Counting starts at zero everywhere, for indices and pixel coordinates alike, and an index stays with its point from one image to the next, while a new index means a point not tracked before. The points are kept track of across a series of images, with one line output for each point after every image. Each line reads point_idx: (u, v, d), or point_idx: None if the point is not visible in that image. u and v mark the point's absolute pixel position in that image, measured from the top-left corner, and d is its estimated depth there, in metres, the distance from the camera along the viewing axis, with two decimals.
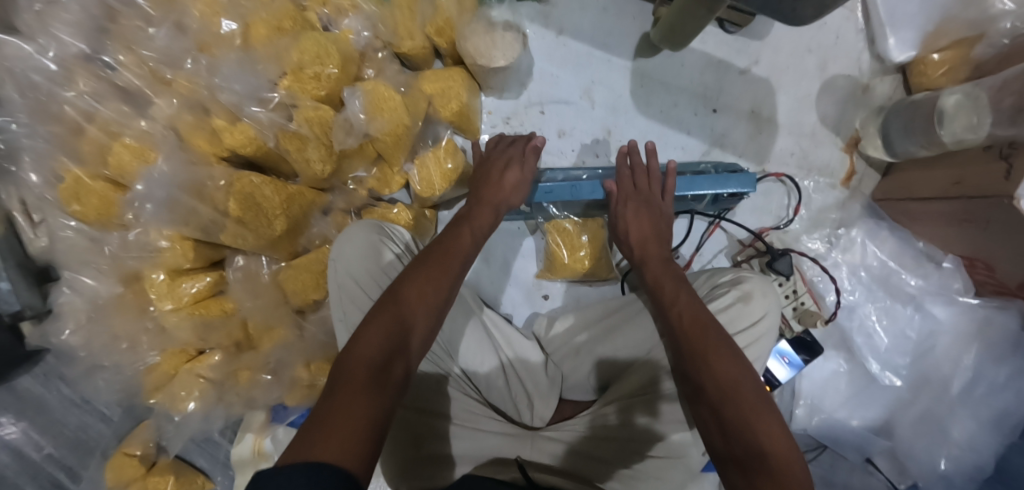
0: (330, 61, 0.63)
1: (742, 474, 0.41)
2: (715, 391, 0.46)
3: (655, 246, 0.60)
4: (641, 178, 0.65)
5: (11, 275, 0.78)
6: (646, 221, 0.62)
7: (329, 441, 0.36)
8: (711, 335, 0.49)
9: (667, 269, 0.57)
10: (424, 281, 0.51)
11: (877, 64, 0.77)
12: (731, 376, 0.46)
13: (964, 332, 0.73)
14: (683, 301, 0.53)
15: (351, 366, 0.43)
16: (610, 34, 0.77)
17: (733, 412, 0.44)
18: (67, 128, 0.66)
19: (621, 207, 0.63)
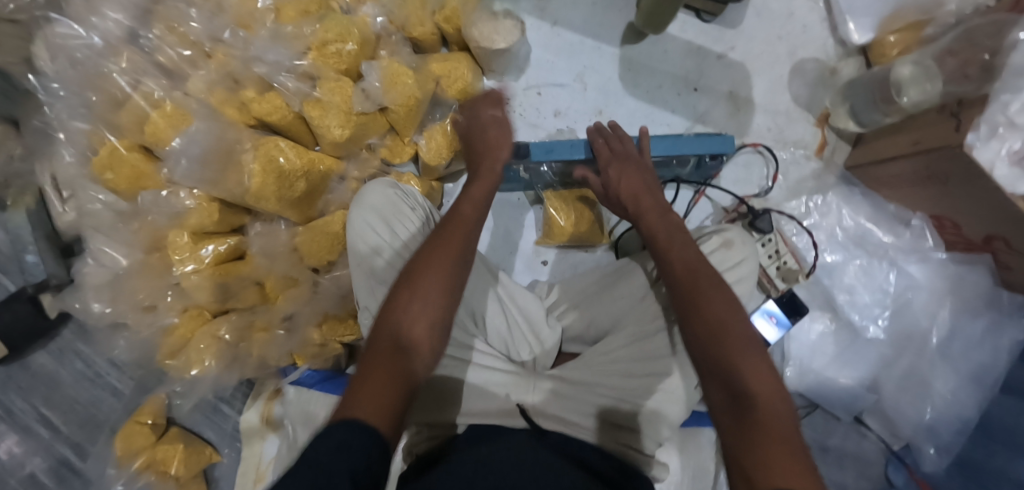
0: (349, 40, 0.70)
1: (728, 411, 0.40)
2: (708, 335, 0.45)
3: (650, 199, 0.61)
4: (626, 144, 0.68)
5: (41, 247, 0.84)
6: (635, 178, 0.64)
7: (367, 401, 0.38)
8: (702, 282, 0.49)
9: (662, 222, 0.58)
10: (436, 249, 0.50)
11: (841, 48, 0.85)
12: (722, 319, 0.45)
13: (938, 290, 0.78)
14: (679, 253, 0.53)
15: (377, 336, 0.45)
16: (600, 25, 0.85)
17: (721, 350, 0.43)
18: (107, 99, 0.72)
19: (608, 171, 0.66)
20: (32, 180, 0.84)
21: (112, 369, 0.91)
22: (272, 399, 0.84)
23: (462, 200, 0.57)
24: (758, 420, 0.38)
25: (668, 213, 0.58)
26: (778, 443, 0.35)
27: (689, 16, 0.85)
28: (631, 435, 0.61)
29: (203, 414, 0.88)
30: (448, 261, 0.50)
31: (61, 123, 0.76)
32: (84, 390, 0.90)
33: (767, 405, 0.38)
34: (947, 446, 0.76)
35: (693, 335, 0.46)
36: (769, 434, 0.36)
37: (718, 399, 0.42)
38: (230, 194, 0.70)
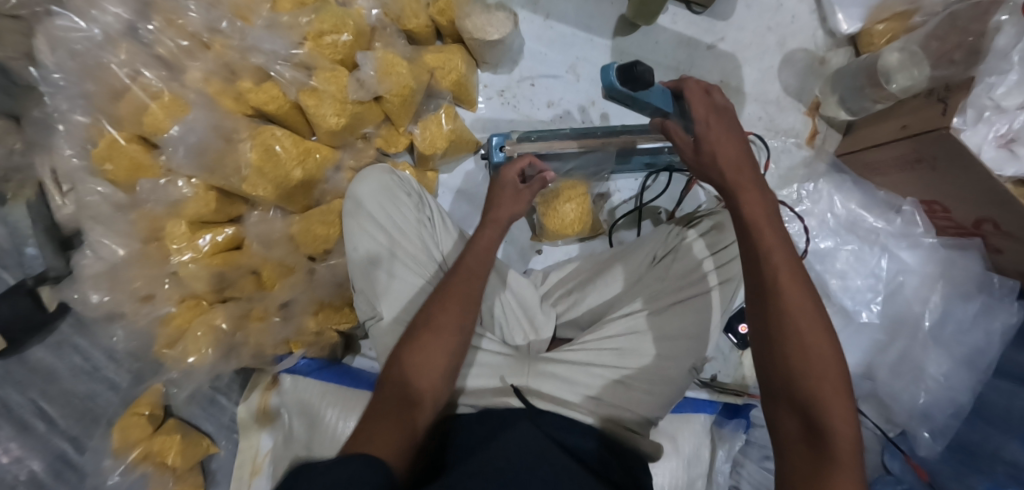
0: (344, 30, 0.71)
1: (805, 447, 0.41)
2: (800, 367, 0.43)
3: (749, 170, 0.51)
4: (717, 100, 0.57)
5: (40, 239, 0.85)
6: (732, 143, 0.53)
7: (375, 441, 0.43)
8: (803, 300, 0.45)
9: (761, 209, 0.49)
10: (444, 298, 0.55)
11: (830, 38, 0.86)
12: (820, 355, 0.43)
13: (930, 274, 0.78)
14: (781, 256, 0.47)
15: (387, 385, 0.50)
16: (592, 17, 0.86)
17: (809, 388, 0.42)
18: (105, 90, 0.73)
19: (705, 124, 0.53)
20: (31, 173, 0.85)
21: (110, 363, 0.91)
22: (269, 389, 0.85)
23: (472, 256, 0.60)
24: (835, 467, 0.39)
25: (770, 195, 0.50)
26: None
27: (680, 7, 0.86)
28: (624, 414, 0.63)
29: (200, 406, 0.89)
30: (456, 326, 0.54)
31: (60, 115, 0.77)
32: (82, 382, 0.90)
33: (845, 456, 0.40)
34: (943, 430, 0.76)
35: (776, 359, 0.45)
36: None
37: (788, 430, 0.43)
38: (227, 181, 0.71)
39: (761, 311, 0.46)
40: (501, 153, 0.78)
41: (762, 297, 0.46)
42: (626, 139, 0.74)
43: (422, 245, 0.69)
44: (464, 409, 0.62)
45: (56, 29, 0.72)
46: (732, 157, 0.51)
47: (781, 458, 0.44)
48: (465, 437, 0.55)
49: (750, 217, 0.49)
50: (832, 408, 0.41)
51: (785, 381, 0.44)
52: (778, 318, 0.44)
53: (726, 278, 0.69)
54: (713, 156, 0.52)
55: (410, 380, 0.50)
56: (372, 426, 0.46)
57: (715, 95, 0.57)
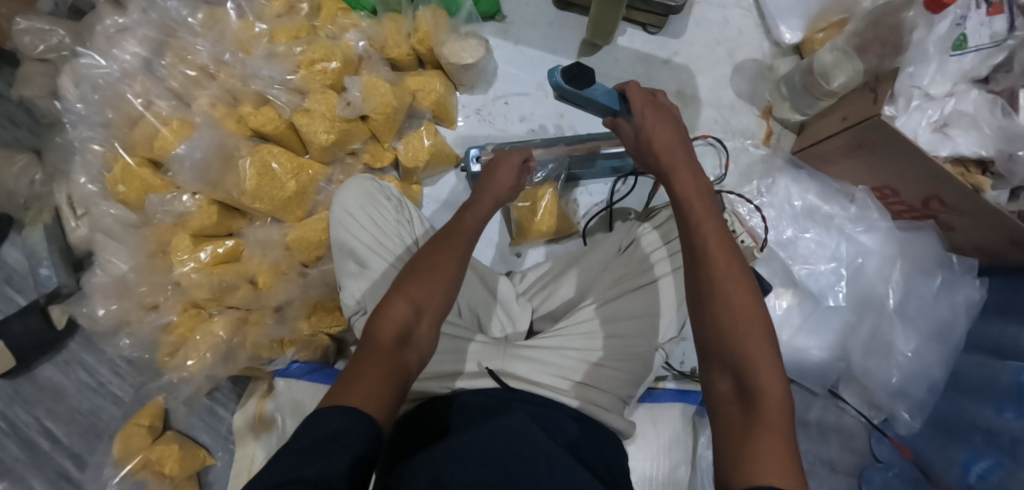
0: (333, 59, 0.80)
1: (736, 403, 0.44)
2: (729, 324, 0.46)
3: (682, 152, 0.59)
4: (660, 99, 0.66)
5: (55, 260, 0.92)
6: (669, 129, 0.61)
7: (360, 390, 0.41)
8: (732, 266, 0.49)
9: (695, 186, 0.56)
10: (439, 253, 0.55)
11: (776, 48, 0.95)
12: (746, 314, 0.47)
13: (888, 254, 0.83)
14: (711, 226, 0.52)
15: (379, 326, 0.47)
16: (557, 40, 0.95)
17: (738, 342, 0.45)
18: (120, 120, 0.82)
19: (641, 116, 0.63)
20: (48, 200, 0.94)
21: (114, 378, 0.96)
22: (264, 396, 0.88)
23: (465, 219, 0.61)
24: (765, 416, 0.41)
25: (701, 175, 0.57)
26: (776, 444, 0.39)
27: (636, 28, 0.95)
28: (592, 392, 0.65)
29: (199, 417, 0.93)
30: (444, 278, 0.53)
31: (77, 145, 0.85)
32: (87, 398, 0.95)
33: (772, 407, 0.42)
34: (920, 405, 0.78)
35: (705, 319, 0.48)
36: (767, 436, 0.40)
37: (721, 390, 0.46)
38: (228, 195, 0.78)
39: (694, 278, 0.50)
40: (478, 162, 0.84)
41: (693, 263, 0.51)
42: (589, 145, 0.84)
43: (401, 242, 0.72)
44: (438, 391, 0.62)
45: (82, 67, 0.82)
46: (666, 141, 0.59)
47: (716, 419, 0.46)
48: (457, 416, 0.57)
49: (683, 193, 0.56)
50: (758, 360, 0.44)
51: (715, 339, 0.47)
52: (707, 280, 0.49)
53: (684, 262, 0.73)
54: (652, 140, 0.61)
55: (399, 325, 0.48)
56: (361, 369, 0.44)
57: (659, 98, 0.66)
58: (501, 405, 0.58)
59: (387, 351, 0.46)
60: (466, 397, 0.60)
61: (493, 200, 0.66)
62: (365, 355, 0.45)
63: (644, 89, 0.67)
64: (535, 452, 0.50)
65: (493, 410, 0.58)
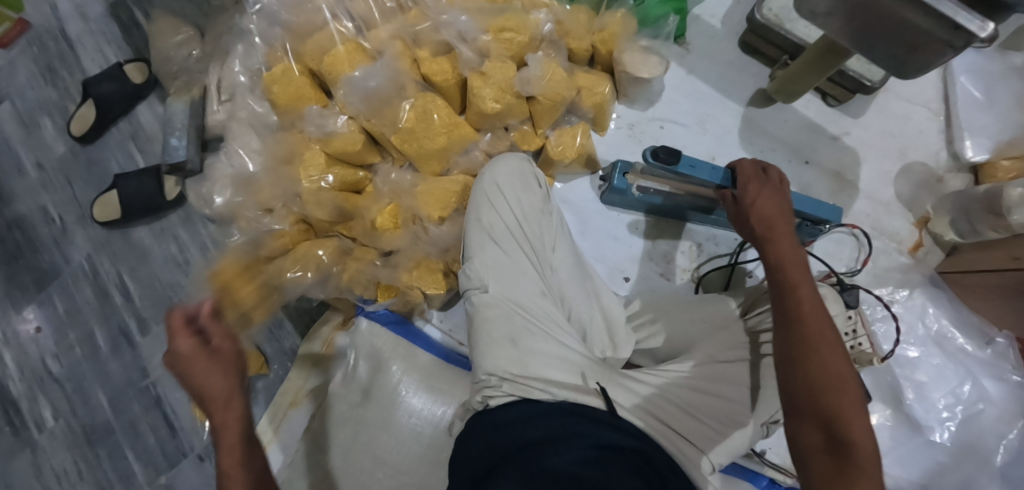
0: (521, 32, 0.78)
1: (826, 454, 0.45)
2: (820, 384, 0.47)
3: (784, 225, 0.58)
4: (771, 177, 0.63)
5: (187, 135, 0.94)
6: (772, 203, 0.60)
7: None
8: (826, 328, 0.50)
9: (794, 254, 0.56)
10: None
11: (951, 161, 0.90)
12: (838, 375, 0.47)
13: (1010, 410, 0.77)
14: (806, 291, 0.53)
15: None
16: (731, 82, 0.93)
17: (832, 401, 0.46)
18: (302, 26, 0.83)
19: (743, 190, 0.61)
20: (199, 77, 0.97)
21: (199, 261, 0.98)
22: (339, 328, 0.90)
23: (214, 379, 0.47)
24: (860, 470, 0.42)
25: (800, 247, 0.56)
26: None
27: (815, 96, 0.92)
28: (688, 448, 0.63)
29: (267, 325, 0.94)
30: None
31: (250, 36, 0.87)
32: (169, 271, 0.97)
33: (868, 462, 0.43)
34: None
35: (799, 376, 0.49)
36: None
37: (811, 441, 0.47)
38: (381, 128, 0.79)
39: (792, 338, 0.51)
40: (623, 178, 0.80)
41: (788, 326, 0.52)
42: None
43: (539, 233, 0.74)
44: (540, 395, 0.62)
45: None
46: (766, 212, 0.59)
47: (802, 467, 0.47)
48: (529, 426, 0.57)
49: (779, 260, 0.56)
50: (853, 420, 0.45)
51: (807, 397, 0.48)
52: (800, 337, 0.50)
53: None
54: (751, 212, 0.60)
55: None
56: None
57: (770, 171, 0.64)
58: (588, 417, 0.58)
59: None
60: (559, 408, 0.59)
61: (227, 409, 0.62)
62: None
63: (755, 164, 0.64)
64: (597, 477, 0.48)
65: (561, 420, 0.57)
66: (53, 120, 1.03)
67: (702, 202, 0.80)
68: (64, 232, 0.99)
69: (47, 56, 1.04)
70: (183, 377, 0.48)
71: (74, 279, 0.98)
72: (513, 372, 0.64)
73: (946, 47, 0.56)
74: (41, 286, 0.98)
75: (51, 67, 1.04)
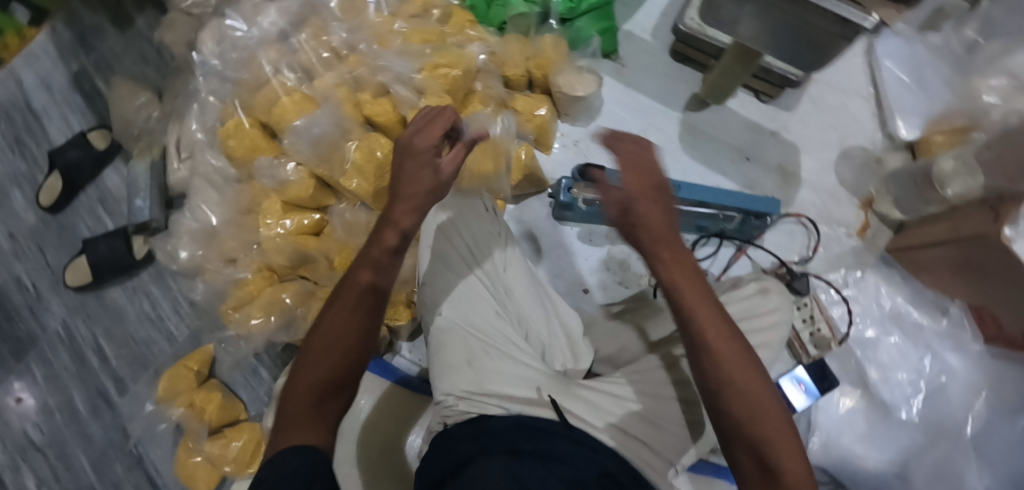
0: (457, 66, 0.82)
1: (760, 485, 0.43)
2: (743, 417, 0.44)
3: (652, 208, 0.46)
4: (625, 144, 0.49)
5: (151, 194, 0.98)
6: (645, 185, 0.47)
7: (304, 433, 0.45)
8: (730, 344, 0.45)
9: (676, 257, 0.47)
10: (332, 323, 0.48)
11: (889, 142, 0.93)
12: (755, 399, 0.44)
13: (974, 382, 0.78)
14: (699, 299, 0.46)
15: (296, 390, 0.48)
16: (667, 91, 0.96)
17: (756, 431, 0.43)
18: (247, 81, 0.86)
19: (624, 184, 0.47)
20: (159, 137, 1.01)
21: (172, 317, 1.00)
22: None
23: (416, 158, 0.53)
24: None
25: (684, 244, 0.47)
26: None
27: (750, 94, 0.95)
28: (644, 452, 0.64)
29: (241, 374, 0.95)
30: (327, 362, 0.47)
31: (200, 94, 0.91)
32: (144, 329, 0.99)
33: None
34: None
35: (722, 407, 0.45)
36: None
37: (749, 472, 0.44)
38: (330, 172, 0.81)
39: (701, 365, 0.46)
40: (569, 193, 0.83)
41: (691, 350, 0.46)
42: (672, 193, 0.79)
43: (489, 256, 0.76)
44: (494, 410, 0.63)
45: (229, 29, 0.88)
46: (622, 199, 0.47)
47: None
48: (485, 442, 0.57)
49: (666, 270, 0.47)
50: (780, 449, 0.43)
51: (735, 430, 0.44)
52: (709, 365, 0.45)
53: (763, 343, 0.68)
54: (635, 209, 0.46)
55: (311, 387, 0.47)
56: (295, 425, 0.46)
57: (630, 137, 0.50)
58: (541, 434, 0.58)
59: (322, 343, 0.48)
60: (516, 428, 0.59)
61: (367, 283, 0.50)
62: (309, 360, 0.48)
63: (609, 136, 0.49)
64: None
65: (517, 440, 0.57)
66: (24, 192, 1.05)
67: None
68: (39, 300, 1.01)
69: (14, 131, 1.08)
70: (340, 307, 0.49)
71: (51, 346, 0.99)
72: (469, 391, 0.65)
73: (842, 40, 0.59)
74: (20, 355, 0.99)
75: (18, 140, 1.07)
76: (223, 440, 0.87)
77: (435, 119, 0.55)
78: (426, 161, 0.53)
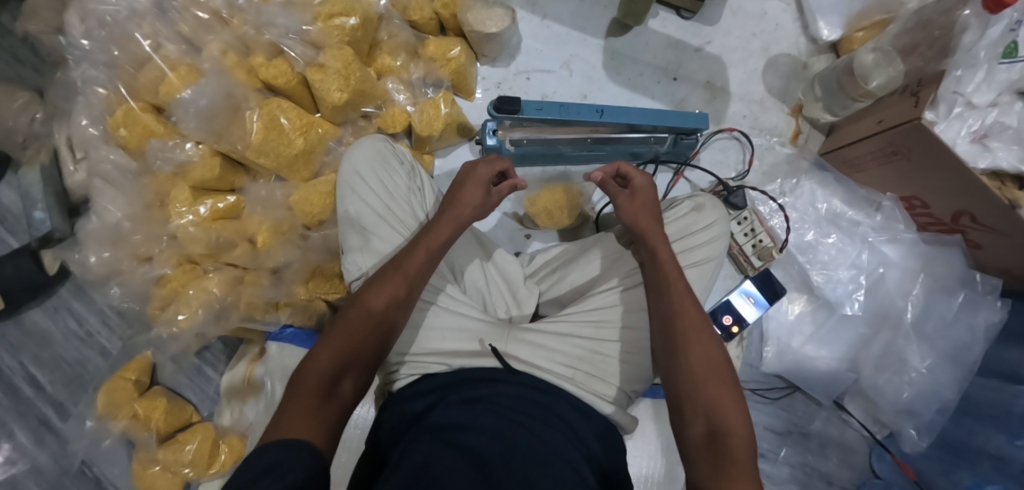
0: (352, 14, 0.75)
1: (704, 447, 0.47)
2: (700, 378, 0.51)
3: (650, 220, 0.64)
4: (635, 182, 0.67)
5: (51, 202, 0.90)
6: (644, 207, 0.65)
7: (298, 422, 0.43)
8: (695, 322, 0.55)
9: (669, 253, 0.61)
10: (363, 317, 0.53)
11: (812, 45, 0.93)
12: (705, 365, 0.52)
13: (910, 268, 0.80)
14: (682, 289, 0.58)
15: (306, 375, 0.48)
16: (586, 19, 0.93)
17: (706, 390, 0.50)
18: (122, 57, 0.77)
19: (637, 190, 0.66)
20: (49, 140, 0.91)
21: (105, 328, 0.94)
22: (255, 360, 0.85)
23: (468, 184, 0.65)
24: (729, 465, 0.45)
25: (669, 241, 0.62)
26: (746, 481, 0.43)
27: (670, 13, 0.93)
28: (598, 384, 0.64)
29: (189, 375, 0.92)
30: (346, 345, 0.51)
31: (77, 82, 0.82)
32: (75, 346, 0.93)
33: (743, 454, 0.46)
34: (928, 426, 0.76)
35: (684, 363, 0.53)
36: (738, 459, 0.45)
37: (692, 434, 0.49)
38: (232, 148, 0.75)
39: (673, 344, 0.54)
40: (495, 137, 0.78)
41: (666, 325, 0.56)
42: (597, 120, 0.74)
43: (411, 211, 0.71)
44: (436, 368, 0.61)
45: (90, 2, 0.78)
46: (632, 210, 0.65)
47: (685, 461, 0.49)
48: (437, 398, 0.55)
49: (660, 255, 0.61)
50: (733, 429, 0.48)
51: (687, 377, 0.52)
52: (680, 330, 0.55)
53: (702, 259, 0.68)
54: (634, 214, 0.65)
55: (328, 371, 0.48)
56: (293, 407, 0.45)
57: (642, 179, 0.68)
58: (482, 382, 0.57)
59: (349, 333, 0.52)
60: (458, 382, 0.57)
61: (395, 294, 0.55)
62: (322, 348, 0.50)
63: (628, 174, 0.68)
64: (502, 443, 0.49)
65: (459, 390, 0.56)
66: None
67: (576, 141, 0.80)
68: None
69: None
70: (366, 306, 0.53)
71: None
72: (410, 354, 0.62)
73: None
74: None
75: None
76: (176, 445, 0.81)
77: (476, 165, 0.68)
78: (472, 189, 0.65)
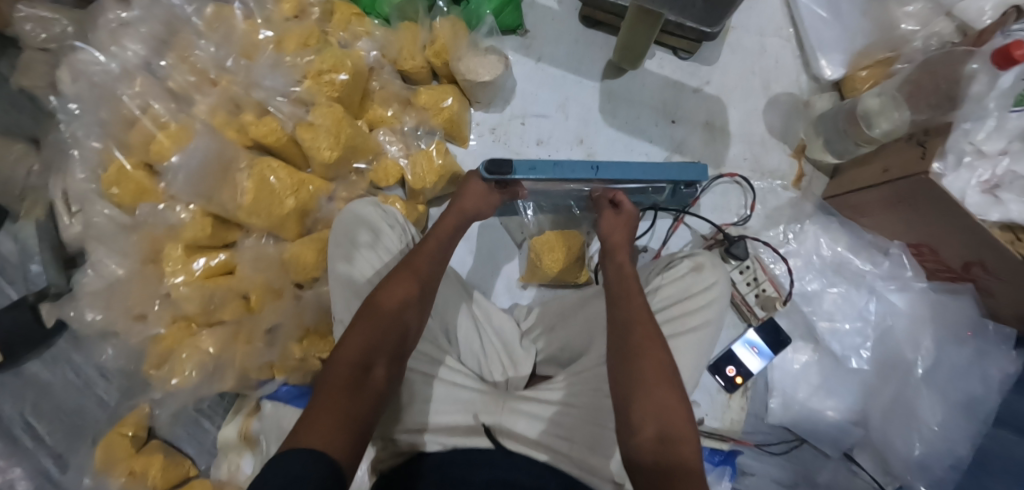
0: (342, 70, 0.75)
1: (656, 450, 0.47)
2: (653, 379, 0.51)
3: (625, 247, 0.69)
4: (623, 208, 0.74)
5: (47, 256, 0.90)
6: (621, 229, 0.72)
7: (320, 430, 0.42)
8: (647, 330, 0.55)
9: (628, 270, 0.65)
10: (371, 324, 0.53)
11: (814, 83, 0.91)
12: (659, 370, 0.52)
13: (920, 316, 0.78)
14: (639, 302, 0.59)
15: (334, 375, 0.49)
16: (581, 61, 0.91)
17: (658, 393, 0.50)
18: (112, 116, 0.77)
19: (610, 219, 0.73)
20: (44, 194, 0.91)
21: (103, 378, 0.94)
22: (250, 415, 0.84)
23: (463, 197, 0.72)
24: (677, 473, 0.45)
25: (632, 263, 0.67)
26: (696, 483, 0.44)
27: (666, 53, 0.92)
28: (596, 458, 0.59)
29: (185, 427, 0.91)
30: (366, 350, 0.51)
31: (70, 140, 0.82)
32: (74, 396, 0.93)
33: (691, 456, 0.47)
34: (941, 481, 0.73)
35: (639, 368, 0.52)
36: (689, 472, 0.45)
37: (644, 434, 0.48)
38: (222, 208, 0.74)
39: (626, 348, 0.54)
40: None
41: (620, 330, 0.57)
42: (592, 175, 0.72)
43: None
44: (431, 447, 0.59)
45: (82, 63, 0.78)
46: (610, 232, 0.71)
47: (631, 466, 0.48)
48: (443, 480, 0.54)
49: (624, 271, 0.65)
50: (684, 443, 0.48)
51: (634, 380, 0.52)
52: (637, 334, 0.55)
53: (701, 323, 0.65)
54: (610, 236, 0.71)
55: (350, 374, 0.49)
56: (317, 412, 0.45)
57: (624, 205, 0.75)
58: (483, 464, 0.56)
59: (361, 340, 0.52)
60: (461, 463, 0.56)
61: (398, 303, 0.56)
62: (341, 360, 0.50)
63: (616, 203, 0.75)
64: None
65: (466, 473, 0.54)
66: None
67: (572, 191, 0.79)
68: None
69: None
70: (370, 311, 0.55)
71: None
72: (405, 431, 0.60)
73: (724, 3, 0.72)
74: None
75: None
76: None
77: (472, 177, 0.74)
78: (473, 199, 0.72)
